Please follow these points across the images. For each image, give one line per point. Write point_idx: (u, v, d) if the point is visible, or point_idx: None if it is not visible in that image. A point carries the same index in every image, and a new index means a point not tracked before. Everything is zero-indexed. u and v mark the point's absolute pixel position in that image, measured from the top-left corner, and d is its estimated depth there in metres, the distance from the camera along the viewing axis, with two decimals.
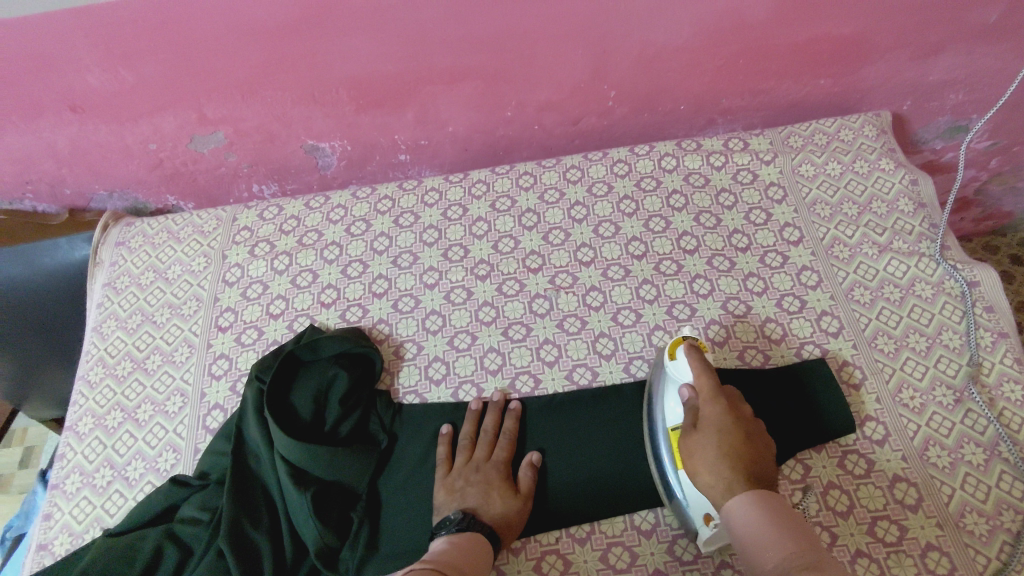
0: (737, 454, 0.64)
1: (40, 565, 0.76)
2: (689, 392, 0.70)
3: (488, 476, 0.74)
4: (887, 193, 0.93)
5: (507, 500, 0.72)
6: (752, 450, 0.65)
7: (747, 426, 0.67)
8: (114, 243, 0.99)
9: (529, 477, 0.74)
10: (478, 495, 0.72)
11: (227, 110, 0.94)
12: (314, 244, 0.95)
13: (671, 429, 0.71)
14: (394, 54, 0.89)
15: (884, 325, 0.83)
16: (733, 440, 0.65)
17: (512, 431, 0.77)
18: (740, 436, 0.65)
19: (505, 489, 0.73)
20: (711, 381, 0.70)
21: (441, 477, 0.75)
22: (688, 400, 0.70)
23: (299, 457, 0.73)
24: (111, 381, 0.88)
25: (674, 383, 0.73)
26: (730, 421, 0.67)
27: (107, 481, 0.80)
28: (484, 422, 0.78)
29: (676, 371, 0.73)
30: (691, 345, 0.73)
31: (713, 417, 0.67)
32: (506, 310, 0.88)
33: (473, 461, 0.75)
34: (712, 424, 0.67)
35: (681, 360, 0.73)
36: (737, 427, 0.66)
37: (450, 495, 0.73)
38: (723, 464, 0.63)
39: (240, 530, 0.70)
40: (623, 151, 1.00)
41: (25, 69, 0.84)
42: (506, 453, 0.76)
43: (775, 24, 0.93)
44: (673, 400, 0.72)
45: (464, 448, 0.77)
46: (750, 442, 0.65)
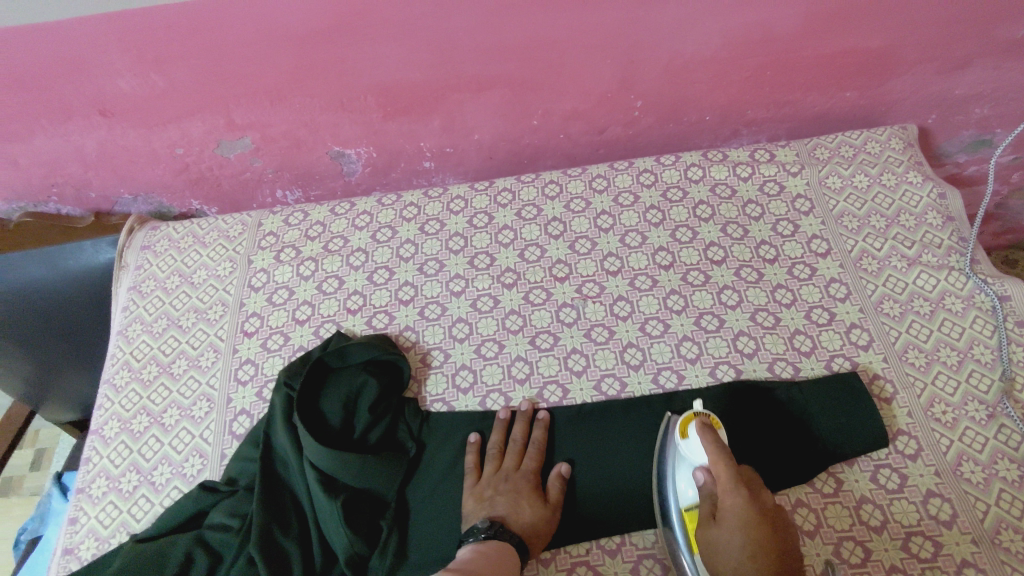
0: (762, 552, 0.60)
1: (66, 569, 0.75)
2: (704, 475, 0.67)
3: (518, 485, 0.74)
4: (915, 206, 0.92)
5: (535, 508, 0.71)
6: (777, 544, 0.61)
7: (771, 516, 0.62)
8: (140, 247, 0.99)
9: (557, 488, 0.74)
10: (507, 503, 0.72)
11: (255, 117, 0.94)
12: (340, 250, 0.95)
13: (685, 510, 0.68)
14: (423, 62, 0.89)
15: (915, 338, 0.82)
16: (755, 534, 0.61)
17: (540, 441, 0.77)
18: (763, 529, 0.61)
19: (534, 498, 0.73)
20: (728, 466, 0.65)
21: (470, 485, 0.75)
22: (704, 485, 0.66)
23: (330, 465, 0.72)
24: (137, 385, 0.87)
25: (687, 463, 0.70)
26: (752, 512, 0.62)
27: (134, 485, 0.80)
28: (513, 432, 0.78)
29: (687, 450, 0.69)
30: (703, 424, 0.69)
31: (733, 509, 0.62)
32: (533, 319, 0.88)
33: (502, 471, 0.75)
34: (733, 518, 0.62)
35: (692, 439, 0.69)
36: (760, 519, 0.61)
37: (479, 502, 0.73)
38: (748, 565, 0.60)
39: (270, 537, 0.70)
40: (649, 161, 1.00)
41: (57, 73, 0.84)
42: (534, 463, 0.76)
43: (804, 36, 0.92)
44: (686, 482, 0.69)
45: (494, 457, 0.77)
46: (774, 537, 0.61)
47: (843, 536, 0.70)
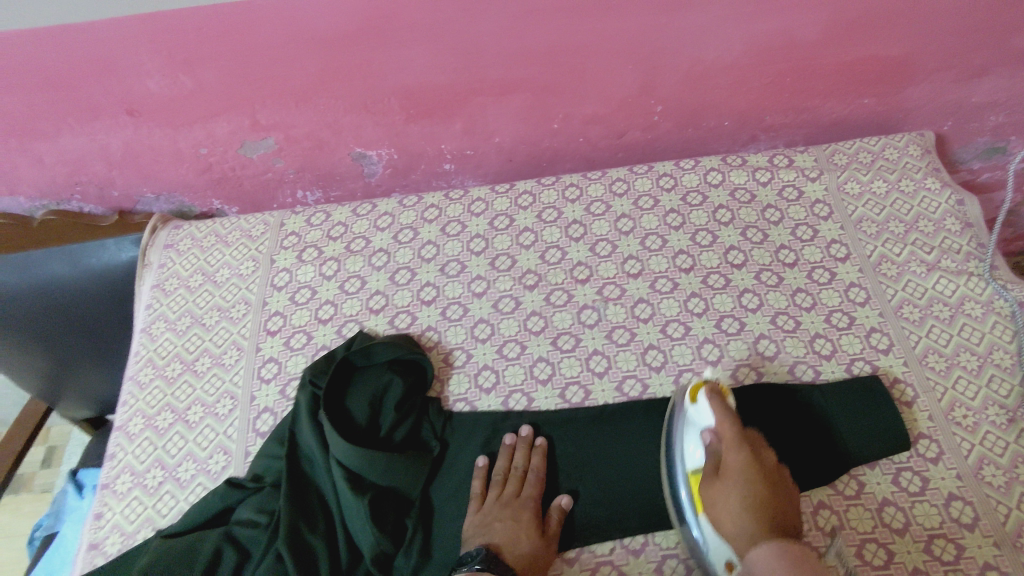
0: (762, 507, 0.64)
1: (92, 564, 0.76)
2: (712, 437, 0.69)
3: (519, 513, 0.73)
4: (933, 212, 0.93)
5: (534, 539, 0.71)
6: (776, 501, 0.65)
7: (771, 475, 0.67)
8: (163, 245, 1.00)
9: (557, 520, 0.73)
10: (505, 533, 0.71)
11: (280, 118, 0.95)
12: (362, 250, 0.96)
13: (691, 472, 0.69)
14: (448, 65, 0.90)
15: (935, 343, 0.83)
16: (756, 489, 0.65)
17: (540, 469, 0.77)
18: (764, 486, 0.65)
19: (532, 528, 0.72)
20: (734, 427, 0.69)
21: (472, 512, 0.75)
22: (710, 445, 0.68)
23: (357, 463, 0.73)
24: (161, 381, 0.88)
25: (694, 427, 0.72)
26: (754, 470, 0.66)
27: (158, 482, 0.80)
28: (515, 458, 0.77)
29: (696, 415, 0.72)
30: (713, 389, 0.71)
31: (737, 465, 0.66)
32: (555, 320, 0.88)
33: (503, 498, 0.75)
34: (736, 474, 0.66)
35: (702, 404, 0.72)
36: (761, 477, 0.66)
37: (480, 529, 0.73)
38: (746, 517, 0.63)
39: (297, 534, 0.70)
40: (668, 165, 1.01)
41: (87, 72, 0.85)
42: (535, 490, 0.75)
43: (825, 43, 0.93)
44: (694, 443, 0.70)
45: (497, 483, 0.76)
46: (774, 494, 0.65)
47: (866, 538, 0.71)
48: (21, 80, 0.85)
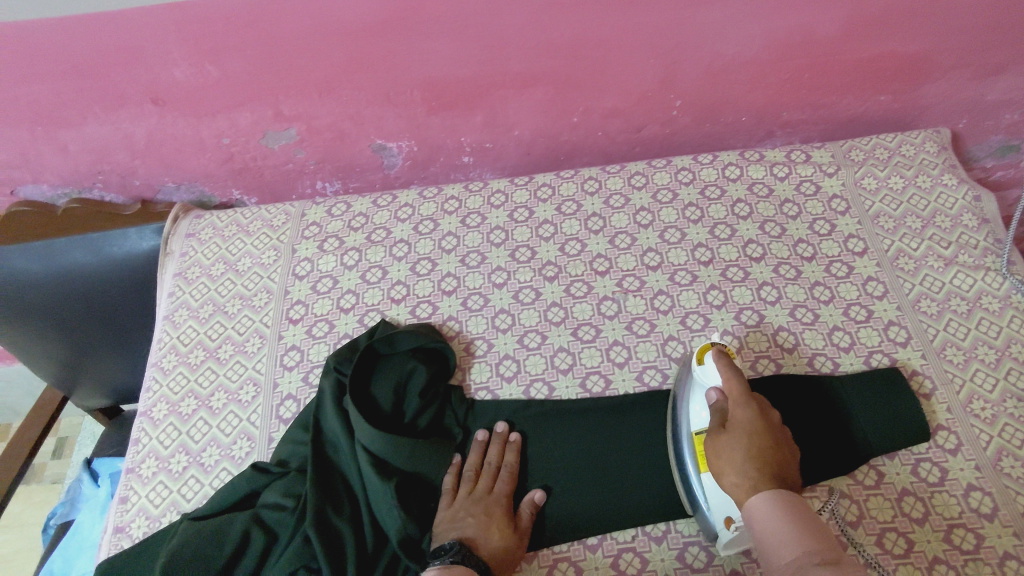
0: (766, 456, 0.65)
1: (118, 547, 0.77)
2: (717, 395, 0.71)
3: (491, 509, 0.73)
4: (950, 208, 0.94)
5: (505, 534, 0.71)
6: (779, 453, 0.66)
7: (775, 431, 0.68)
8: (184, 234, 1.01)
9: (529, 515, 0.74)
10: (477, 527, 0.71)
11: (303, 108, 0.96)
12: (383, 241, 0.97)
13: (695, 434, 0.72)
14: (471, 57, 0.91)
15: (953, 336, 0.83)
16: (761, 441, 0.66)
17: (514, 465, 0.77)
18: (769, 439, 0.67)
19: (505, 523, 0.72)
20: (741, 385, 0.70)
21: (443, 508, 0.74)
22: (716, 402, 0.71)
23: (382, 448, 0.74)
24: (185, 368, 0.89)
25: (700, 388, 0.74)
26: (760, 424, 0.68)
27: (183, 466, 0.81)
28: (489, 454, 0.78)
29: (703, 375, 0.74)
30: (719, 350, 0.74)
31: (743, 419, 0.68)
32: (575, 311, 0.89)
33: (475, 494, 0.74)
34: (742, 427, 0.68)
35: (709, 365, 0.73)
36: (766, 431, 0.67)
37: (450, 522, 0.72)
38: (750, 465, 0.65)
39: (324, 517, 0.71)
40: (686, 159, 1.02)
41: (115, 60, 0.86)
42: (507, 486, 0.75)
43: (845, 39, 0.94)
44: (699, 404, 0.73)
45: (469, 478, 0.76)
46: (777, 447, 0.67)
47: (886, 527, 0.72)
48: (49, 67, 0.85)
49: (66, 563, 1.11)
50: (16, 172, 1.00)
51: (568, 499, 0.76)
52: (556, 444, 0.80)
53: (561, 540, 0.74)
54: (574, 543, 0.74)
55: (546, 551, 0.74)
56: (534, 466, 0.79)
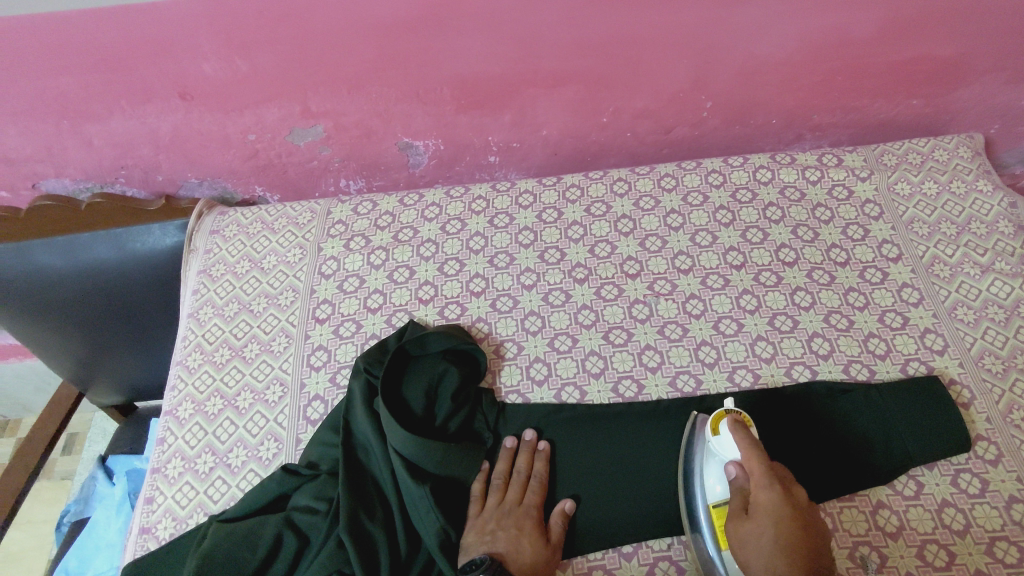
0: (796, 547, 0.61)
1: (144, 549, 0.76)
2: (736, 470, 0.67)
3: (520, 522, 0.72)
4: (986, 214, 0.93)
5: (536, 548, 0.70)
6: (809, 540, 0.62)
7: (803, 514, 0.64)
8: (208, 231, 1.00)
9: (561, 527, 0.73)
10: (507, 541, 0.70)
11: (331, 105, 0.94)
12: (410, 240, 0.96)
13: (713, 507, 0.69)
14: (503, 55, 0.90)
15: (991, 345, 0.82)
16: (788, 530, 0.62)
17: (543, 475, 0.76)
18: (797, 525, 0.63)
19: (536, 536, 0.71)
20: (761, 463, 0.66)
21: (471, 517, 0.74)
22: (736, 480, 0.67)
23: (415, 452, 0.73)
24: (210, 367, 0.88)
25: (716, 459, 0.70)
26: (785, 509, 0.63)
27: (210, 467, 0.80)
28: (517, 463, 0.77)
29: (718, 447, 0.70)
30: (736, 420, 0.69)
31: (767, 503, 0.64)
32: (606, 314, 0.88)
33: (504, 505, 0.74)
34: (766, 512, 0.64)
35: (725, 436, 0.69)
36: (793, 516, 0.63)
37: (480, 536, 0.72)
38: (778, 557, 0.61)
39: (357, 521, 0.70)
40: (716, 162, 1.00)
41: (144, 53, 0.85)
42: (537, 498, 0.74)
43: (881, 42, 0.93)
44: (715, 477, 0.69)
45: (498, 488, 0.76)
46: (807, 533, 0.63)
47: (927, 538, 0.70)
48: (77, 60, 0.84)
49: (81, 562, 1.10)
50: (39, 166, 0.99)
51: (602, 505, 0.75)
52: (588, 448, 0.79)
53: (595, 547, 0.73)
54: (609, 551, 0.73)
55: (580, 559, 0.73)
56: (567, 472, 0.78)
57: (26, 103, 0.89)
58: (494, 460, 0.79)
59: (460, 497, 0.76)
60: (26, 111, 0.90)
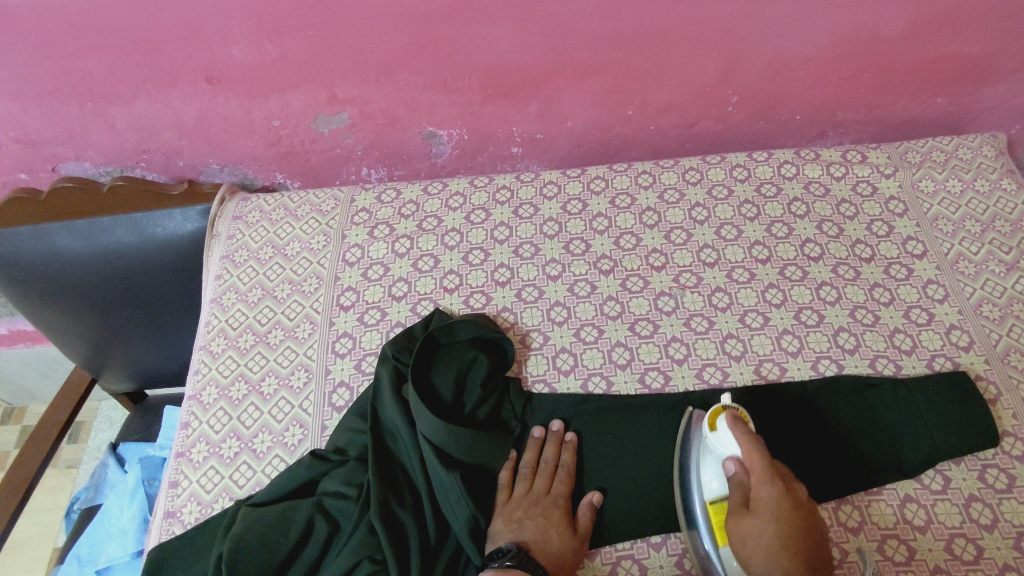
0: (795, 543, 0.63)
1: (169, 533, 0.75)
2: (735, 466, 0.67)
3: (548, 511, 0.72)
4: (1010, 212, 0.93)
5: (564, 538, 0.70)
6: (808, 539, 0.63)
7: (803, 512, 0.65)
8: (231, 216, 1.00)
9: (588, 517, 0.72)
10: (535, 531, 0.70)
11: (358, 92, 0.94)
12: (434, 229, 0.95)
13: (710, 503, 0.69)
14: (533, 44, 0.89)
15: (1016, 342, 0.82)
16: (790, 530, 0.63)
17: (571, 465, 0.76)
18: (797, 525, 0.64)
19: (564, 526, 0.71)
20: (762, 459, 0.66)
21: (500, 504, 0.74)
22: (735, 476, 0.67)
23: (444, 439, 0.73)
24: (234, 352, 0.87)
25: (714, 455, 0.70)
26: (787, 507, 0.64)
27: (235, 452, 0.79)
28: (544, 452, 0.77)
29: (716, 442, 0.70)
30: (734, 416, 0.69)
31: (769, 501, 0.64)
32: (632, 306, 0.88)
33: (532, 494, 0.74)
34: (766, 511, 0.64)
35: (722, 432, 0.69)
36: (794, 515, 0.64)
37: (507, 523, 0.72)
38: (780, 556, 0.62)
39: (388, 508, 0.70)
40: (741, 156, 1.00)
41: (174, 36, 0.84)
42: (565, 487, 0.74)
43: (910, 39, 0.93)
44: (711, 474, 0.70)
45: (526, 477, 0.76)
46: (806, 531, 0.64)
47: (955, 532, 0.71)
48: (107, 41, 0.84)
49: (93, 548, 1.09)
50: (59, 148, 0.98)
51: (627, 495, 0.75)
52: (615, 439, 0.79)
53: (623, 536, 0.73)
54: (637, 541, 0.73)
55: (608, 548, 0.73)
56: (594, 463, 0.78)
57: (51, 84, 0.89)
58: (522, 449, 0.79)
59: (488, 485, 0.76)
60: (51, 93, 0.90)
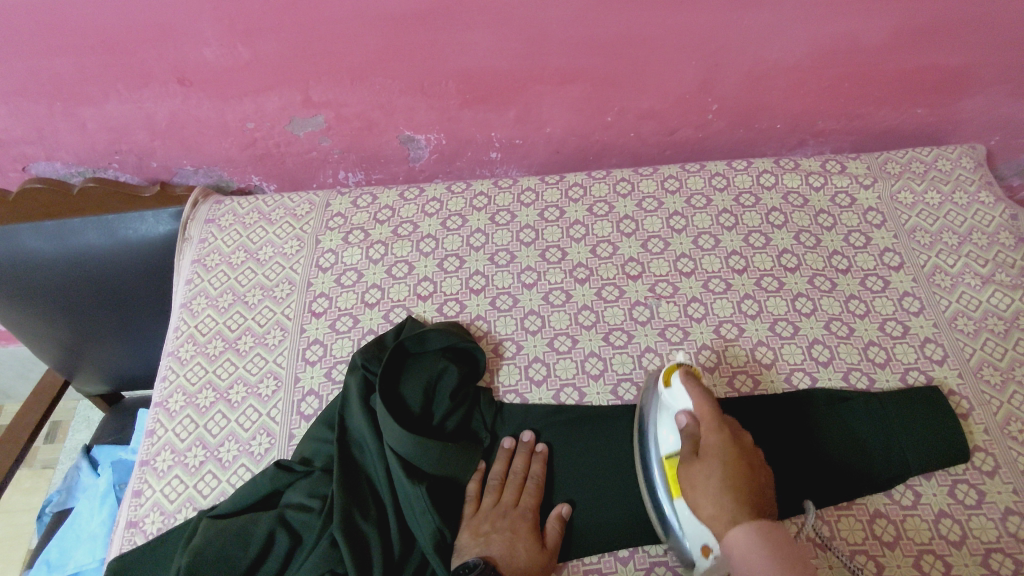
0: (741, 484, 0.63)
1: (131, 543, 0.74)
2: (687, 418, 0.68)
3: (515, 524, 0.71)
4: (987, 225, 0.93)
5: (531, 553, 0.69)
6: (753, 481, 0.64)
7: (749, 457, 0.66)
8: (204, 220, 0.99)
9: (557, 531, 0.72)
10: (502, 544, 0.69)
11: (333, 95, 0.93)
12: (410, 235, 0.94)
13: (666, 458, 0.69)
14: (510, 50, 0.88)
15: (990, 356, 0.82)
16: (735, 470, 0.64)
17: (540, 477, 0.75)
18: (741, 469, 0.64)
19: (531, 540, 0.70)
20: (711, 408, 0.67)
21: (467, 517, 0.73)
22: (687, 427, 0.67)
23: (410, 451, 0.72)
24: (202, 358, 0.86)
25: (668, 411, 0.71)
26: (733, 452, 0.65)
27: (200, 461, 0.78)
28: (514, 463, 0.76)
29: (671, 398, 0.70)
30: (686, 372, 0.70)
31: (717, 446, 0.65)
32: (606, 315, 0.87)
33: (500, 506, 0.73)
34: (715, 455, 0.65)
35: (676, 387, 0.70)
36: (739, 457, 0.65)
37: (474, 537, 0.71)
38: (726, 496, 0.62)
39: (351, 520, 0.69)
40: (720, 164, 1.00)
41: (144, 36, 0.83)
42: (533, 500, 0.73)
43: (890, 50, 0.92)
44: (667, 428, 0.70)
45: (494, 488, 0.75)
46: (750, 474, 0.64)
47: (923, 548, 0.70)
48: (75, 41, 0.83)
49: (61, 554, 1.07)
50: (28, 147, 0.97)
51: (597, 508, 0.75)
52: (586, 451, 0.78)
53: (591, 550, 0.72)
54: (605, 555, 0.72)
55: (576, 562, 0.72)
56: (564, 477, 0.77)
57: (19, 83, 0.87)
58: (491, 460, 0.78)
59: (455, 496, 0.76)
60: (19, 92, 0.88)
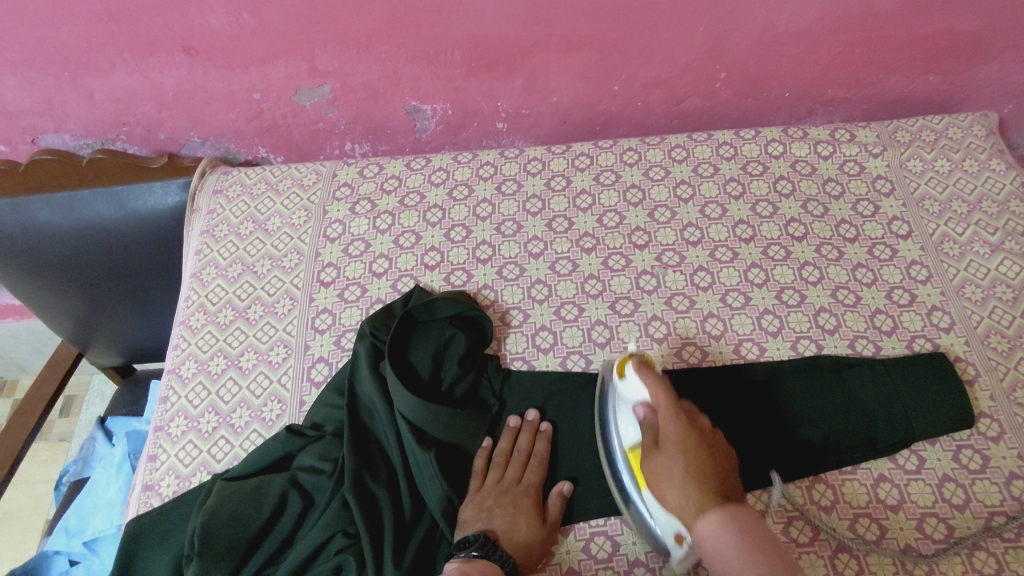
0: (705, 472, 0.62)
1: (147, 505, 0.76)
2: (644, 409, 0.67)
3: (518, 500, 0.71)
4: (998, 193, 0.92)
5: (532, 529, 0.69)
6: (715, 463, 0.63)
7: (709, 442, 0.65)
8: (211, 191, 0.99)
9: (559, 507, 0.72)
10: (505, 519, 0.69)
11: (339, 64, 0.92)
12: (417, 206, 0.95)
13: (629, 450, 0.69)
14: (517, 16, 0.88)
15: (997, 323, 0.82)
16: (695, 455, 0.63)
17: (544, 454, 0.75)
18: (705, 458, 0.63)
19: (533, 515, 0.70)
20: (667, 398, 0.67)
21: (471, 491, 0.74)
22: (644, 419, 0.66)
23: (419, 416, 0.74)
24: (213, 327, 0.87)
25: (626, 404, 0.70)
26: (693, 440, 0.64)
27: (213, 426, 0.80)
28: (519, 441, 0.76)
29: (626, 390, 0.70)
30: (639, 361, 0.71)
31: (676, 436, 0.64)
32: (613, 284, 0.87)
33: (503, 482, 0.73)
34: (674, 443, 0.64)
35: (631, 378, 0.70)
36: (698, 444, 0.64)
37: (477, 512, 0.71)
38: (690, 485, 0.60)
39: (362, 482, 0.71)
40: (728, 134, 0.99)
41: (149, 5, 0.83)
42: (536, 477, 0.73)
43: (902, 15, 0.91)
44: (627, 423, 0.69)
45: (498, 465, 0.75)
46: (713, 460, 0.63)
47: (926, 512, 0.71)
48: (80, 10, 0.82)
49: (80, 520, 1.09)
50: (38, 119, 0.97)
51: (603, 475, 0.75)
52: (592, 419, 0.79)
53: (597, 514, 0.73)
54: (611, 518, 0.72)
55: (582, 525, 0.72)
56: (570, 444, 0.78)
57: (26, 53, 0.87)
58: (497, 434, 0.79)
59: (463, 467, 0.77)
60: (27, 63, 0.88)
